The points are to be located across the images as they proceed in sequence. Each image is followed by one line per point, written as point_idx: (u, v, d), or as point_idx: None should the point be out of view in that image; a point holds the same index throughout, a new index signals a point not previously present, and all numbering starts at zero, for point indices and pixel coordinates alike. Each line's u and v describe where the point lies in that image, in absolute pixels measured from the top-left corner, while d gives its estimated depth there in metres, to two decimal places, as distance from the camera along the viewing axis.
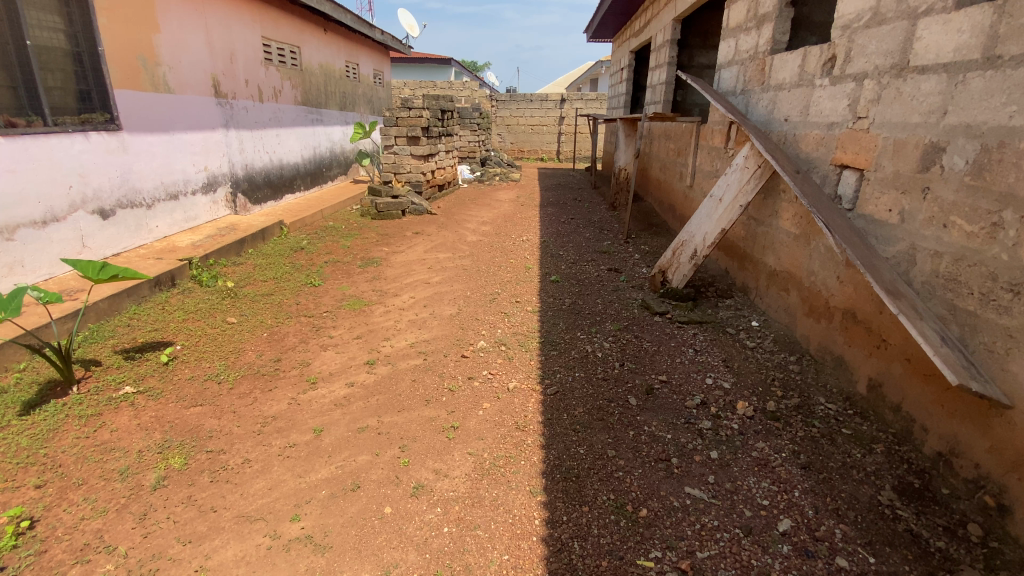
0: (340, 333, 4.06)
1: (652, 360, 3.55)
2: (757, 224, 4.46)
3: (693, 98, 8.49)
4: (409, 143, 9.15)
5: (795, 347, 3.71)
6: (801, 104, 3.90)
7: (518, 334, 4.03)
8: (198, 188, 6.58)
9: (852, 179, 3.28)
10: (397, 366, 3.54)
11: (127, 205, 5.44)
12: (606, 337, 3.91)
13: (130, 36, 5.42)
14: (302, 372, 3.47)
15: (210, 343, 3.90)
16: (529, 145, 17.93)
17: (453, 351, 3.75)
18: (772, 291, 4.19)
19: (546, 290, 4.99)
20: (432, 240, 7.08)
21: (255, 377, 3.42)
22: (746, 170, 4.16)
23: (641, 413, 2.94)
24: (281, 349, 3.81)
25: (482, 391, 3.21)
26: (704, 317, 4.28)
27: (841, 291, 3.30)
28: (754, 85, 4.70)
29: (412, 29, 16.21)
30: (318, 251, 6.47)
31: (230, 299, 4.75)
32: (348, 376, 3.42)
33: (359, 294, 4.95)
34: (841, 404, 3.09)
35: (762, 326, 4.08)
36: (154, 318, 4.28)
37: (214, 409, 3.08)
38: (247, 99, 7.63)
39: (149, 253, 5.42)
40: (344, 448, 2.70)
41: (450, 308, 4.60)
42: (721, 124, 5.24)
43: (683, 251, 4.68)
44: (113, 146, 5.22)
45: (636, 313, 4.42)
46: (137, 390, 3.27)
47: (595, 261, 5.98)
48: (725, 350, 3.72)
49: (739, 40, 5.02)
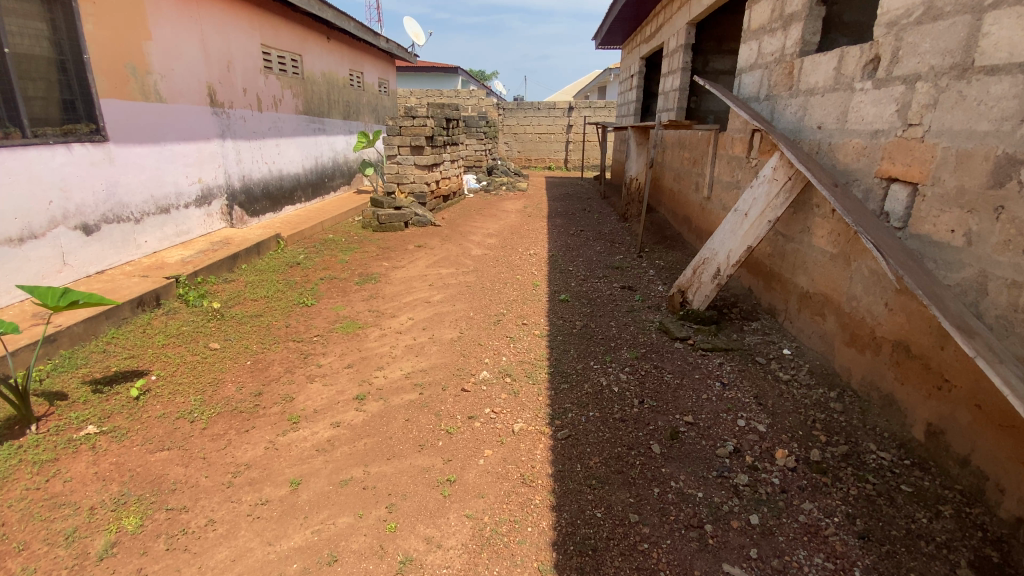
0: (329, 361, 3.72)
1: (675, 397, 3.16)
2: (786, 240, 4.07)
3: (708, 105, 8.14)
4: (413, 153, 8.86)
5: (834, 380, 3.31)
6: (837, 110, 3.53)
7: (524, 362, 3.66)
8: (191, 202, 6.30)
9: (903, 194, 2.91)
10: (390, 402, 3.18)
11: (112, 219, 5.16)
12: (622, 368, 3.52)
13: (120, 43, 5.16)
14: (284, 409, 3.12)
15: (188, 373, 3.57)
16: (537, 154, 17.62)
17: (452, 383, 3.38)
18: (805, 316, 3.80)
19: (555, 311, 4.62)
20: (435, 254, 6.75)
21: (232, 415, 3.08)
22: (775, 182, 3.79)
23: (666, 465, 2.55)
24: (263, 381, 3.46)
25: (483, 434, 2.84)
26: (729, 343, 3.88)
27: (891, 320, 2.91)
28: (780, 90, 4.33)
29: (418, 37, 16.03)
30: (315, 267, 6.15)
31: (216, 322, 4.42)
32: (335, 413, 3.06)
33: (354, 315, 4.62)
34: (895, 452, 2.68)
35: (795, 355, 3.68)
36: (133, 343, 3.95)
37: (181, 455, 2.74)
38: (245, 108, 7.38)
39: (135, 271, 5.12)
40: (324, 506, 2.35)
41: (452, 331, 4.24)
42: (742, 132, 4.87)
43: (704, 270, 4.30)
44: (98, 158, 4.95)
45: (654, 338, 4.03)
46: (100, 429, 2.94)
47: (607, 278, 5.60)
48: (756, 384, 3.33)
49: (762, 42, 4.66)
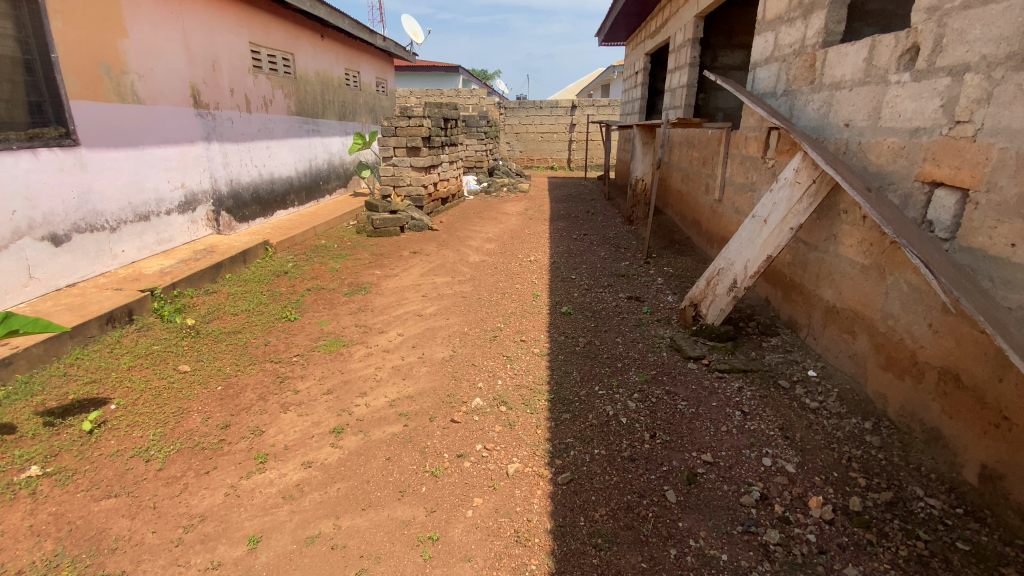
0: (307, 387, 3.38)
1: (690, 429, 2.81)
2: (809, 249, 3.71)
3: (717, 102, 7.76)
4: (408, 155, 8.46)
5: (867, 409, 2.95)
6: (868, 106, 3.17)
7: (522, 387, 3.31)
8: (173, 208, 5.98)
9: (950, 200, 2.55)
10: (370, 436, 2.83)
11: (85, 228, 4.84)
12: (631, 394, 3.16)
13: (92, 41, 4.84)
14: (251, 446, 2.79)
15: (152, 401, 3.24)
16: (540, 153, 17.26)
17: (441, 413, 3.04)
18: (831, 333, 3.44)
19: (557, 326, 4.27)
20: (431, 262, 6.41)
21: (193, 453, 2.75)
22: (797, 186, 3.43)
23: (684, 518, 2.21)
24: (233, 411, 3.13)
25: (472, 477, 2.50)
26: (748, 363, 3.52)
27: (936, 344, 2.55)
28: (800, 85, 3.96)
29: (417, 35, 15.70)
30: (303, 276, 5.83)
31: (190, 340, 4.09)
32: (308, 451, 2.73)
33: (340, 331, 4.28)
34: (944, 498, 2.32)
35: (821, 377, 3.31)
36: (97, 365, 3.62)
37: (129, 504, 2.41)
38: (232, 109, 7.06)
39: (109, 283, 4.79)
40: (284, 572, 2.02)
41: (443, 349, 3.90)
42: (757, 130, 4.51)
43: (719, 281, 3.94)
44: (68, 163, 4.63)
45: (665, 357, 3.67)
46: (44, 471, 2.61)
47: (612, 288, 5.24)
48: (781, 413, 2.96)
49: (779, 34, 4.29)
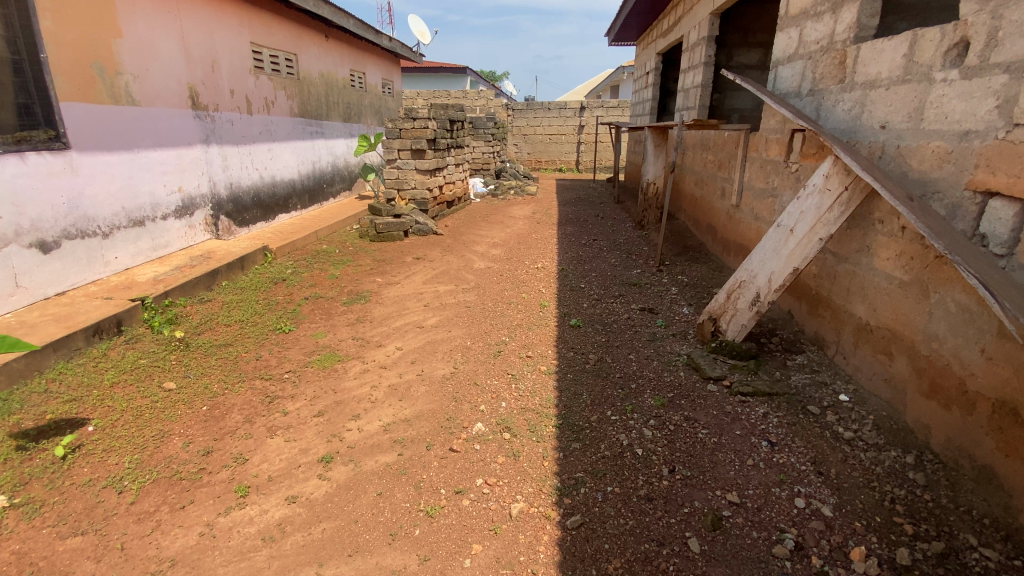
0: (297, 409, 3.15)
1: (713, 464, 2.55)
2: (838, 260, 3.44)
3: (733, 103, 7.47)
4: (413, 157, 8.24)
5: (907, 440, 2.67)
6: (907, 106, 2.89)
7: (527, 411, 3.06)
8: (170, 212, 5.80)
9: (1006, 212, 2.29)
10: (361, 467, 2.60)
11: (76, 234, 4.67)
12: (646, 421, 2.90)
13: (84, 40, 4.66)
14: (232, 477, 2.57)
15: (133, 422, 3.04)
16: (547, 155, 17.00)
17: (440, 440, 2.80)
18: (863, 353, 3.17)
19: (565, 340, 4.02)
20: (434, 268, 6.19)
21: (170, 484, 2.54)
22: (827, 194, 3.16)
23: (709, 572, 1.96)
24: (216, 435, 2.90)
25: (471, 519, 2.26)
26: (773, 385, 3.24)
27: (989, 373, 2.28)
28: (828, 83, 3.68)
29: (423, 35, 15.51)
30: (301, 283, 5.63)
31: (179, 353, 3.89)
32: (293, 483, 2.51)
33: (335, 345, 4.05)
34: (1001, 548, 2.05)
35: (854, 402, 3.03)
36: (79, 382, 3.41)
37: (96, 543, 2.20)
38: (232, 110, 6.88)
39: (99, 291, 4.60)
40: None
41: (444, 366, 3.66)
42: (778, 132, 4.24)
43: (740, 295, 3.66)
44: (58, 167, 4.46)
45: (682, 377, 3.40)
46: (11, 502, 2.40)
47: (623, 298, 4.97)
48: (812, 445, 2.69)
49: (804, 29, 4.02)
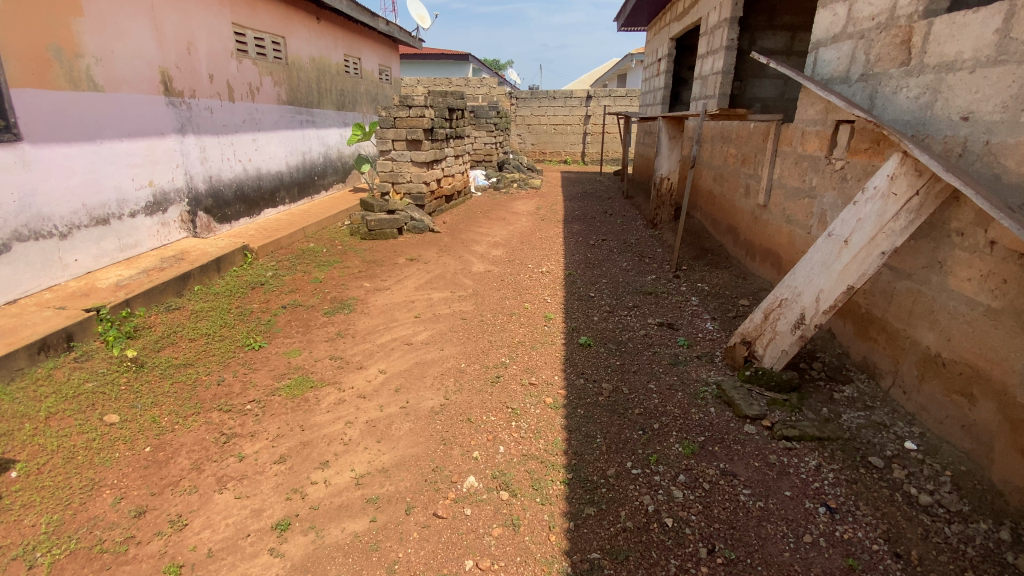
0: (257, 452, 2.65)
1: (761, 541, 2.05)
2: (898, 276, 2.88)
3: (755, 92, 6.89)
4: (409, 148, 7.70)
5: (998, 507, 2.14)
6: (1001, 93, 2.35)
7: (529, 460, 2.55)
8: (140, 209, 5.29)
9: None
10: (323, 539, 2.11)
11: (28, 236, 4.17)
12: (675, 477, 2.39)
13: (37, 18, 4.13)
14: (164, 550, 2.08)
15: (64, 467, 2.54)
16: (552, 147, 16.38)
17: (422, 501, 2.29)
18: (930, 391, 2.62)
19: (573, 364, 3.51)
20: (429, 272, 5.66)
21: (88, 559, 2.05)
22: (891, 199, 2.62)
23: None
24: (154, 489, 2.41)
25: None
26: (822, 427, 2.72)
27: None
28: (887, 66, 3.11)
29: (423, 20, 14.83)
30: (281, 288, 5.12)
31: (133, 375, 3.38)
32: (237, 562, 2.02)
33: (310, 367, 3.55)
34: None
35: (923, 453, 2.48)
36: (12, 411, 2.89)
37: None
38: (211, 98, 6.33)
39: (53, 300, 4.09)
40: None
41: (433, 396, 3.14)
42: (819, 123, 3.68)
43: (780, 316, 3.13)
44: (6, 161, 3.96)
45: (712, 415, 2.88)
46: None
47: (638, 310, 4.43)
48: (883, 515, 2.18)
49: (855, 4, 3.43)
